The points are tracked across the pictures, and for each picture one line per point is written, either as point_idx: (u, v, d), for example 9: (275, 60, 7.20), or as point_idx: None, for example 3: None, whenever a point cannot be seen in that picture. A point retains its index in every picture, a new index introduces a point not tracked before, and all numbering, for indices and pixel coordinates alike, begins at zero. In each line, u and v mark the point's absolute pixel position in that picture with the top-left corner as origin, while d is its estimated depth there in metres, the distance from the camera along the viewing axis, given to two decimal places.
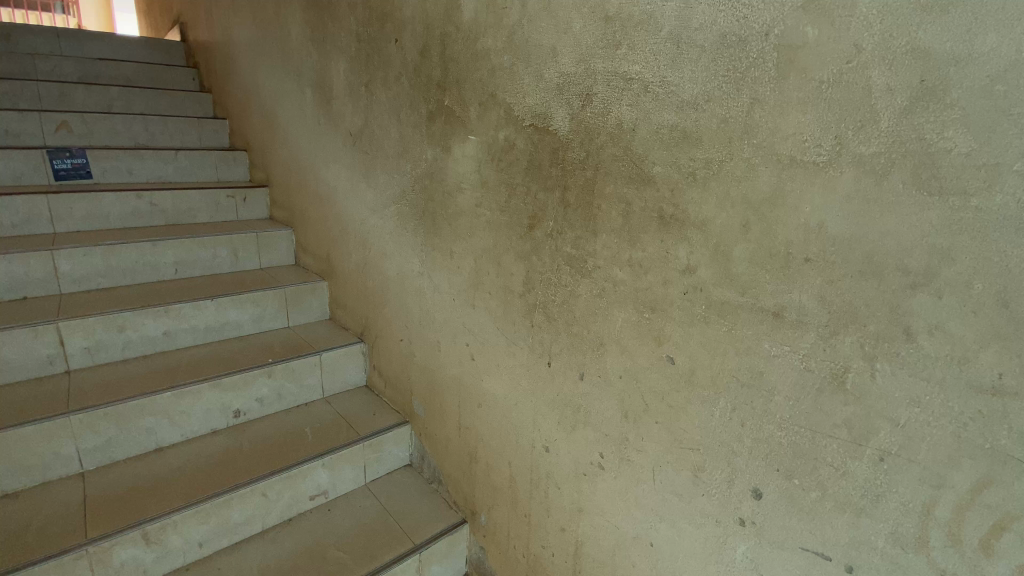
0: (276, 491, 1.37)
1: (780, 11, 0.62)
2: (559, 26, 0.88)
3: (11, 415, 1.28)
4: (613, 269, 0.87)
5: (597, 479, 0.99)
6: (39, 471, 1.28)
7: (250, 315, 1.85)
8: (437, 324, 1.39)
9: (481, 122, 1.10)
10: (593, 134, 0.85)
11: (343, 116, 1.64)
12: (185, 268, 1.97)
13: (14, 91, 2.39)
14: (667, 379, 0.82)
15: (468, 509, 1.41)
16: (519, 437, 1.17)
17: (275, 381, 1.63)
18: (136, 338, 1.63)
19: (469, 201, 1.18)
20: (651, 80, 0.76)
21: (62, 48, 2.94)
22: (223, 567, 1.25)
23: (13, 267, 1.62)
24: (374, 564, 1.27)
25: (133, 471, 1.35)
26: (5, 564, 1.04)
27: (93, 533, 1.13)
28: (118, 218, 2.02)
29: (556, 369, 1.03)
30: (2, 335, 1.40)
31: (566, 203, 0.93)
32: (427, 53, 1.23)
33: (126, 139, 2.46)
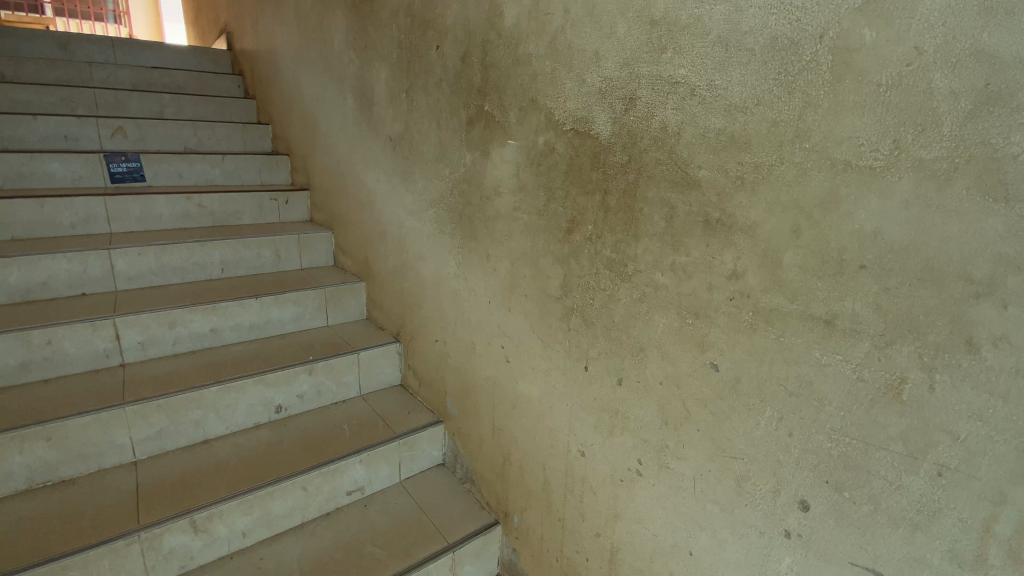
0: (315, 485, 1.40)
1: (835, 13, 0.61)
2: (602, 31, 0.89)
3: (72, 405, 1.35)
4: (655, 274, 0.86)
5: (634, 485, 0.98)
6: (96, 458, 1.35)
7: (291, 314, 1.91)
8: (472, 325, 1.41)
9: (521, 127, 1.11)
10: (636, 138, 0.85)
11: (384, 122, 1.69)
12: (230, 267, 2.04)
13: (76, 97, 2.53)
14: (710, 386, 0.81)
15: (500, 510, 1.42)
16: (554, 440, 1.17)
17: (314, 378, 1.68)
18: (185, 335, 1.70)
19: (507, 205, 1.20)
20: (698, 84, 0.75)
21: (117, 56, 3.10)
22: (264, 558, 1.29)
23: (74, 265, 1.72)
24: (408, 560, 1.29)
25: (182, 462, 1.41)
26: (65, 547, 1.10)
27: (144, 520, 1.19)
28: (169, 219, 2.12)
29: (593, 373, 1.03)
30: (64, 329, 1.49)
31: (607, 207, 0.93)
32: (468, 59, 1.25)
33: (177, 143, 2.58)
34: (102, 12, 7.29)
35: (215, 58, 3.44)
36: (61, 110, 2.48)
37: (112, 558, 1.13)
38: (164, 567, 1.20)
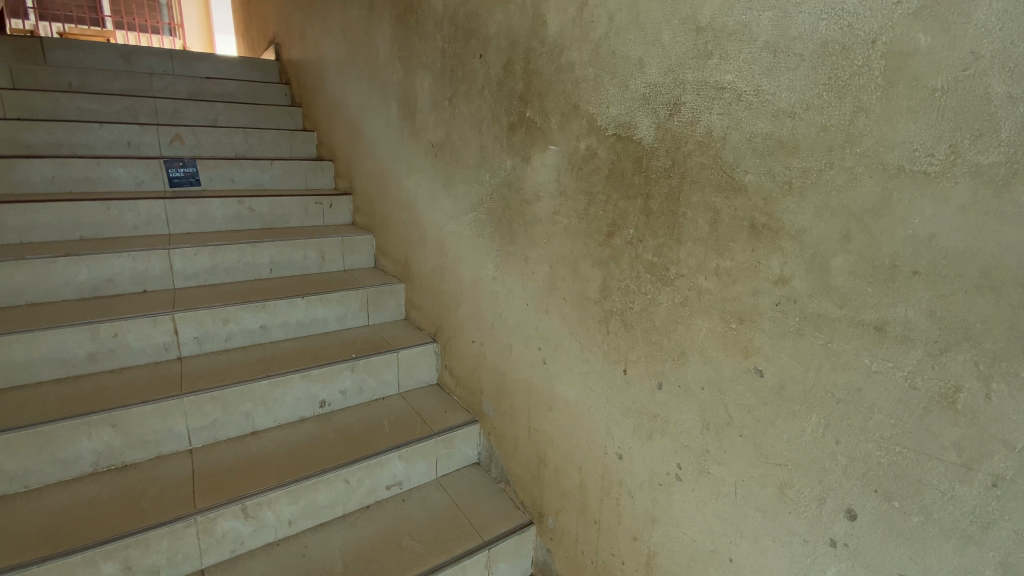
0: (356, 478, 1.45)
1: (889, 18, 0.60)
2: (647, 37, 0.90)
3: (135, 394, 1.45)
4: (698, 278, 0.87)
5: (673, 489, 0.98)
6: (156, 445, 1.44)
7: (335, 313, 1.99)
8: (510, 327, 1.43)
9: (562, 132, 1.13)
10: (680, 143, 0.86)
11: (426, 129, 1.74)
12: (279, 268, 2.14)
13: (138, 107, 2.70)
14: (754, 392, 0.81)
15: (535, 511, 1.44)
16: (591, 442, 1.18)
17: (356, 375, 1.74)
18: (237, 331, 1.79)
19: (546, 209, 1.22)
20: (745, 89, 0.76)
21: (174, 67, 3.28)
22: (309, 546, 1.35)
23: (137, 263, 1.84)
24: (445, 555, 1.31)
25: (233, 451, 1.48)
26: (129, 526, 1.18)
27: (200, 505, 1.26)
28: (222, 222, 2.24)
29: (632, 376, 1.04)
30: (129, 323, 1.59)
31: (650, 211, 0.94)
32: (511, 67, 1.28)
33: (229, 149, 2.72)
34: (158, 25, 7.70)
35: (264, 68, 3.60)
36: (125, 118, 2.65)
37: (170, 539, 1.20)
38: (217, 549, 1.27)
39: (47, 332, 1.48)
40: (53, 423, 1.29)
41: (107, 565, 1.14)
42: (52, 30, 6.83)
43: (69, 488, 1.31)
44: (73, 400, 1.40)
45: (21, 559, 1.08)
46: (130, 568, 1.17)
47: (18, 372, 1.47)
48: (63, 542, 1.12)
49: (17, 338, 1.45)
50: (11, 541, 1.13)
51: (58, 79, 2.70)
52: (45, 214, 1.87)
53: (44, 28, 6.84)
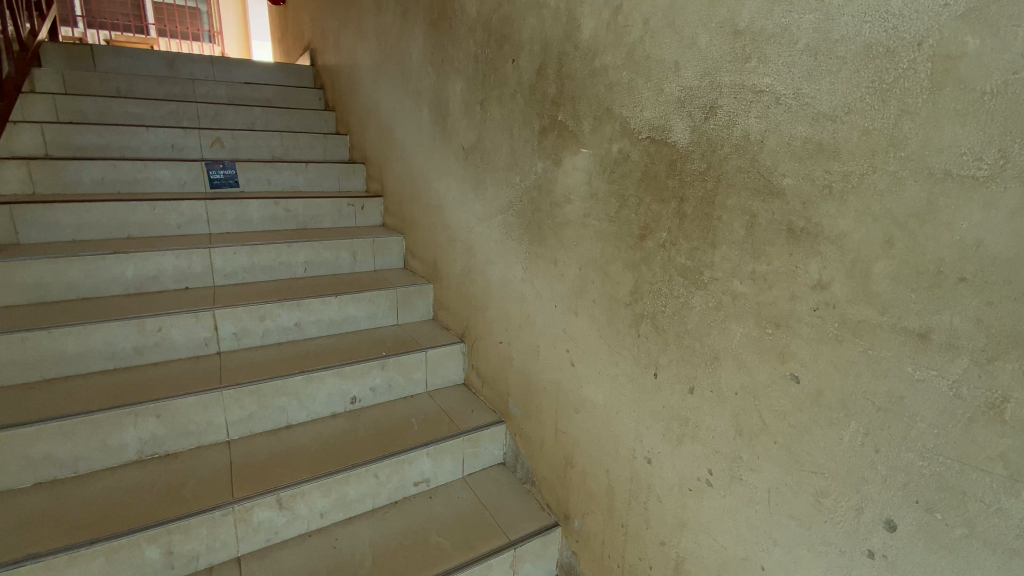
0: (385, 474, 1.48)
1: (935, 21, 0.59)
2: (683, 41, 0.90)
3: (178, 387, 1.51)
4: (733, 282, 0.86)
5: (703, 495, 0.98)
6: (197, 436, 1.50)
7: (366, 312, 2.03)
8: (538, 328, 1.44)
9: (594, 136, 1.13)
10: (715, 146, 0.86)
11: (458, 132, 1.76)
12: (313, 267, 2.20)
13: (181, 111, 2.81)
14: (790, 398, 0.80)
15: (561, 513, 1.44)
16: (619, 446, 1.18)
17: (386, 373, 1.78)
18: (272, 328, 1.85)
19: (577, 212, 1.22)
20: (784, 92, 0.75)
21: (215, 73, 3.41)
22: (339, 538, 1.38)
23: (180, 261, 1.92)
24: (471, 553, 1.33)
25: (268, 444, 1.53)
26: (171, 512, 1.23)
27: (238, 494, 1.30)
28: (259, 222, 2.32)
29: (663, 380, 1.03)
30: (173, 318, 1.67)
31: (683, 214, 0.93)
32: (544, 71, 1.29)
33: (265, 152, 2.81)
34: (198, 32, 8.00)
35: (299, 73, 3.71)
36: (169, 122, 2.77)
37: (209, 527, 1.25)
38: (252, 538, 1.32)
39: (97, 326, 1.56)
40: (102, 412, 1.36)
41: (150, 549, 1.19)
42: (99, 38, 7.15)
43: (116, 474, 1.37)
44: (120, 391, 1.47)
45: (72, 540, 1.14)
46: (172, 553, 1.22)
47: (71, 363, 1.55)
48: (110, 526, 1.18)
49: (70, 331, 1.53)
50: (63, 523, 1.19)
51: (108, 84, 2.84)
52: (96, 213, 1.97)
53: (92, 36, 7.17)
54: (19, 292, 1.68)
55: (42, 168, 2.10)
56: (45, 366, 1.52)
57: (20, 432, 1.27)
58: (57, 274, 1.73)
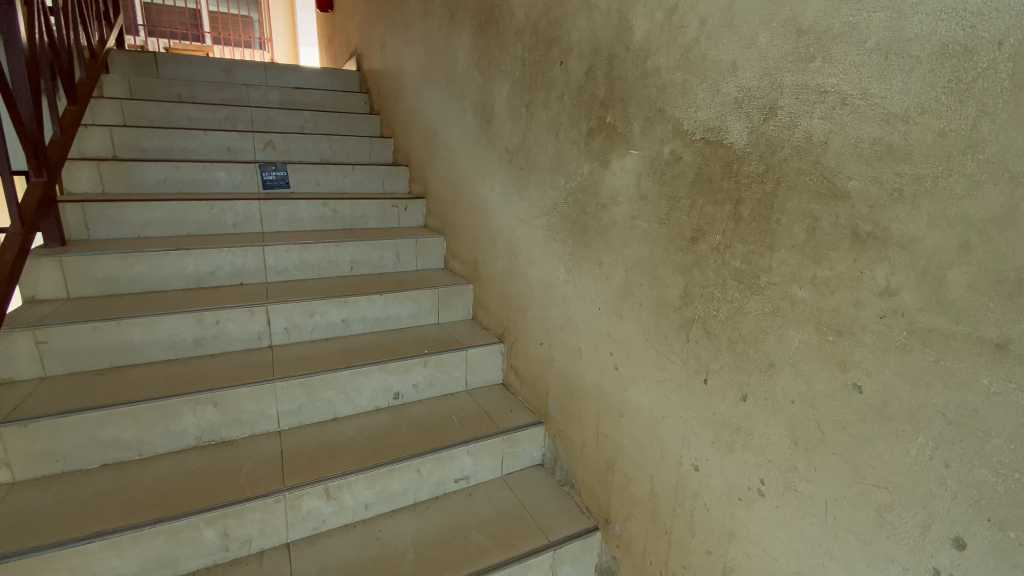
0: (427, 469, 1.51)
1: (1019, 18, 0.56)
2: (741, 40, 0.88)
3: (234, 377, 1.58)
4: (792, 287, 0.84)
5: (754, 505, 0.96)
6: (250, 425, 1.57)
7: (409, 310, 2.08)
8: (580, 331, 1.44)
9: (645, 137, 1.13)
10: (775, 147, 0.84)
11: (502, 134, 1.78)
12: (358, 266, 2.26)
13: (237, 115, 2.95)
14: (851, 409, 0.77)
15: (601, 516, 1.43)
16: (665, 452, 1.16)
17: (428, 370, 1.81)
18: (321, 323, 1.92)
19: (624, 214, 1.22)
20: (851, 92, 0.73)
21: (268, 78, 3.56)
22: (382, 530, 1.42)
23: (236, 258, 2.01)
24: (511, 552, 1.34)
25: (317, 436, 1.59)
26: (226, 497, 1.29)
27: (288, 482, 1.36)
28: (308, 222, 2.41)
29: (713, 387, 1.02)
30: (231, 312, 1.75)
31: (739, 217, 0.92)
32: (593, 73, 1.29)
33: (314, 154, 2.91)
34: (249, 40, 8.35)
35: (345, 78, 3.83)
36: (225, 126, 2.91)
37: (262, 512, 1.30)
38: (301, 526, 1.37)
39: (160, 317, 1.65)
40: (164, 399, 1.44)
41: (207, 531, 1.25)
42: (159, 45, 7.57)
43: (176, 458, 1.45)
44: (180, 379, 1.56)
45: (138, 519, 1.21)
46: (227, 535, 1.28)
47: (136, 352, 1.65)
48: (171, 507, 1.25)
49: (136, 322, 1.62)
50: (129, 503, 1.27)
51: (170, 90, 3.00)
52: (160, 212, 2.09)
53: (153, 44, 7.61)
54: (92, 284, 1.81)
55: (112, 169, 2.25)
56: (114, 354, 1.62)
57: (92, 415, 1.37)
58: (125, 268, 1.85)
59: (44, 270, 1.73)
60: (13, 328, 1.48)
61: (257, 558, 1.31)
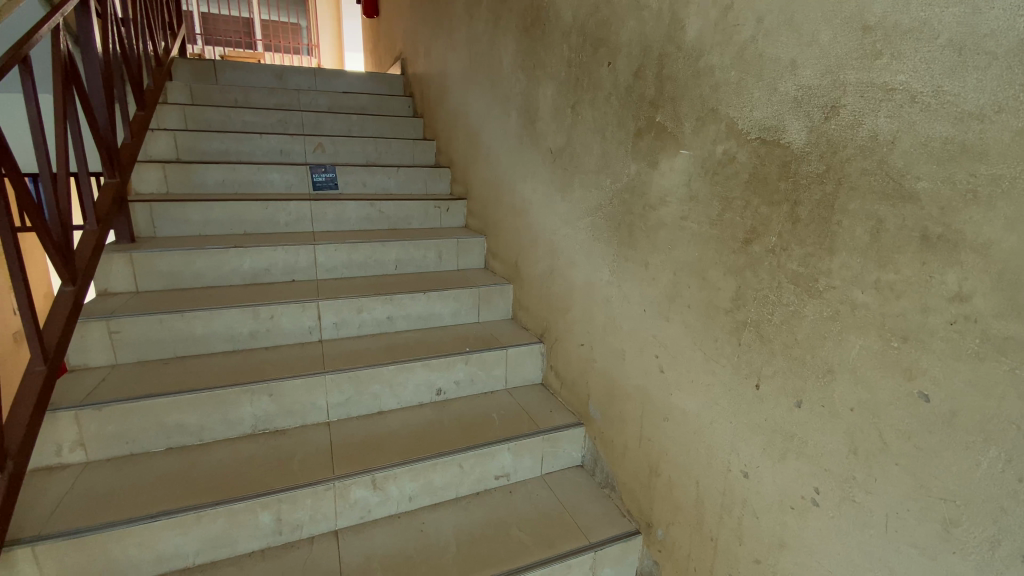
0: (469, 464, 1.54)
1: None
2: (801, 38, 0.86)
3: (287, 369, 1.66)
4: (853, 291, 0.82)
5: (807, 515, 0.93)
6: (302, 415, 1.63)
7: (451, 309, 2.12)
8: (624, 332, 1.43)
9: (696, 137, 1.11)
10: (837, 147, 0.81)
11: (547, 135, 1.79)
12: (402, 264, 2.32)
13: (288, 119, 3.08)
14: (917, 418, 0.75)
15: (642, 520, 1.42)
16: (712, 457, 1.15)
17: (469, 367, 1.84)
18: (368, 320, 1.98)
19: (673, 214, 1.21)
20: (921, 90, 0.70)
21: (317, 83, 3.69)
22: (425, 522, 1.45)
23: (288, 256, 2.10)
24: (552, 551, 1.34)
25: (363, 428, 1.64)
26: (280, 483, 1.36)
27: (338, 472, 1.41)
28: (355, 222, 2.48)
29: (765, 393, 0.99)
30: (284, 307, 1.83)
31: (797, 218, 0.90)
32: (642, 73, 1.28)
33: (360, 157, 3.01)
34: (298, 47, 8.70)
35: (390, 82, 3.93)
36: (278, 129, 3.04)
37: (313, 499, 1.36)
38: (349, 514, 1.42)
39: (220, 311, 1.75)
40: (223, 388, 1.52)
41: (263, 515, 1.32)
42: (215, 53, 7.97)
43: (233, 445, 1.53)
44: (237, 370, 1.64)
45: (200, 500, 1.28)
46: (280, 520, 1.34)
47: (198, 343, 1.75)
48: (230, 491, 1.32)
49: (198, 315, 1.72)
50: (191, 485, 1.35)
51: (227, 95, 3.16)
52: (219, 212, 2.21)
53: (210, 52, 8.01)
54: (158, 279, 1.92)
55: (175, 170, 2.39)
56: (178, 345, 1.72)
57: (158, 401, 1.46)
58: (188, 264, 1.96)
59: (116, 265, 1.85)
60: (90, 318, 1.60)
61: (307, 543, 1.37)
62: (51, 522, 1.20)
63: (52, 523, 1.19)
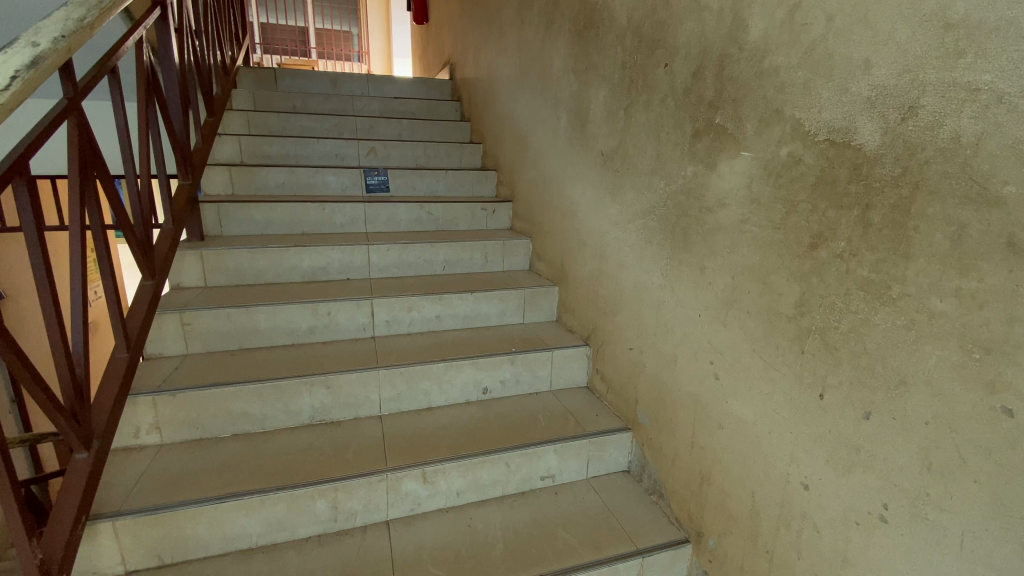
0: (516, 463, 1.56)
1: None
2: (876, 37, 0.83)
3: (343, 363, 1.73)
4: (930, 299, 0.78)
5: (875, 532, 0.89)
6: (356, 408, 1.70)
7: (497, 309, 2.14)
8: (676, 337, 1.41)
9: (758, 139, 1.09)
10: (914, 149, 0.78)
11: (598, 138, 1.79)
12: (450, 265, 2.37)
13: (343, 124, 3.20)
14: (1000, 435, 0.71)
15: (692, 529, 1.39)
16: (769, 467, 1.12)
17: (515, 367, 1.86)
18: (417, 318, 2.04)
19: (731, 217, 1.19)
20: (1009, 90, 0.67)
21: (370, 89, 3.82)
22: (473, 518, 1.48)
23: (344, 256, 2.19)
24: (599, 554, 1.34)
25: (413, 423, 1.69)
26: (336, 472, 1.42)
27: (390, 464, 1.46)
28: (406, 223, 2.56)
29: (830, 403, 0.96)
30: (340, 304, 1.91)
31: (868, 222, 0.87)
32: (701, 74, 1.26)
33: (410, 160, 3.09)
34: (349, 54, 9.01)
35: (439, 87, 4.02)
36: (333, 134, 3.17)
37: (367, 489, 1.41)
38: (400, 506, 1.47)
39: (282, 307, 1.84)
40: (285, 380, 1.60)
41: (320, 502, 1.38)
42: (273, 61, 8.36)
43: (294, 433, 1.61)
44: (296, 363, 1.72)
45: (262, 485, 1.36)
46: (336, 507, 1.40)
47: (261, 336, 1.85)
48: (291, 477, 1.39)
49: (262, 310, 1.82)
50: (254, 471, 1.42)
51: (287, 101, 3.32)
52: (281, 212, 2.32)
53: (269, 61, 8.42)
54: (225, 275, 2.05)
55: (241, 173, 2.53)
56: (243, 338, 1.83)
57: (226, 389, 1.55)
58: (252, 262, 2.07)
59: (188, 261, 1.98)
60: (165, 310, 1.72)
61: (361, 532, 1.42)
62: (130, 499, 1.29)
63: (131, 500, 1.29)
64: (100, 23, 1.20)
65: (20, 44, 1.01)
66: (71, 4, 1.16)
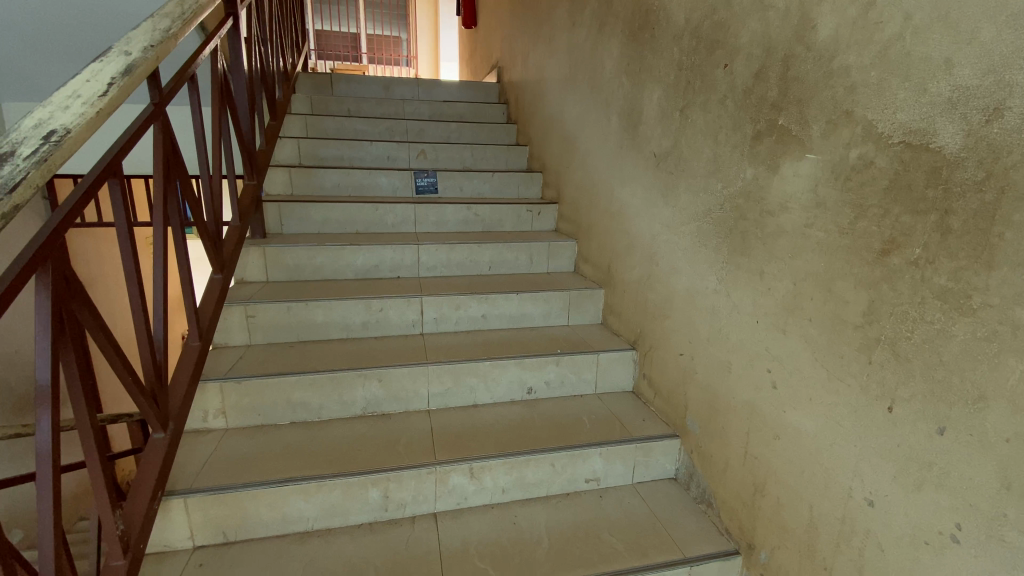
0: (561, 464, 1.56)
1: None
2: (958, 36, 0.79)
3: (394, 358, 1.79)
4: (1015, 311, 0.74)
5: (946, 553, 0.85)
6: (406, 402, 1.75)
7: (542, 311, 2.16)
8: (731, 344, 1.39)
9: (826, 141, 1.06)
10: (999, 152, 0.74)
11: (650, 139, 1.78)
12: (497, 265, 2.40)
13: (394, 127, 3.30)
14: None
15: (743, 540, 1.36)
16: (830, 481, 1.08)
17: (560, 368, 1.87)
18: (464, 317, 2.08)
19: (794, 221, 1.15)
20: None
21: (419, 93, 3.92)
22: (518, 515, 1.50)
23: (395, 255, 2.26)
24: (645, 560, 1.33)
25: (461, 419, 1.72)
26: (388, 463, 1.47)
27: (439, 458, 1.50)
28: (454, 223, 2.61)
29: (899, 416, 0.92)
30: (392, 301, 1.97)
31: (947, 229, 0.83)
32: (763, 75, 1.24)
33: (458, 162, 3.15)
34: (398, 58, 9.26)
35: (486, 90, 4.08)
36: (385, 136, 3.27)
37: (417, 481, 1.46)
38: (447, 499, 1.50)
39: (338, 302, 1.92)
40: (341, 372, 1.67)
41: (373, 491, 1.43)
42: (327, 67, 8.68)
43: (347, 424, 1.68)
44: (351, 356, 1.80)
45: (319, 471, 1.42)
46: (387, 497, 1.45)
47: (318, 330, 1.93)
48: (346, 465, 1.45)
49: (320, 305, 1.91)
50: (312, 458, 1.49)
51: (343, 105, 3.45)
52: (337, 212, 2.42)
53: (323, 66, 8.76)
54: (285, 271, 2.15)
55: (300, 174, 2.65)
56: (301, 331, 1.92)
57: (288, 379, 1.64)
58: (310, 259, 2.17)
59: (252, 257, 2.10)
60: (232, 303, 1.83)
61: (410, 522, 1.47)
62: (200, 478, 1.39)
63: (201, 479, 1.38)
64: (183, 33, 1.29)
65: (114, 54, 1.12)
66: (158, 16, 1.25)
